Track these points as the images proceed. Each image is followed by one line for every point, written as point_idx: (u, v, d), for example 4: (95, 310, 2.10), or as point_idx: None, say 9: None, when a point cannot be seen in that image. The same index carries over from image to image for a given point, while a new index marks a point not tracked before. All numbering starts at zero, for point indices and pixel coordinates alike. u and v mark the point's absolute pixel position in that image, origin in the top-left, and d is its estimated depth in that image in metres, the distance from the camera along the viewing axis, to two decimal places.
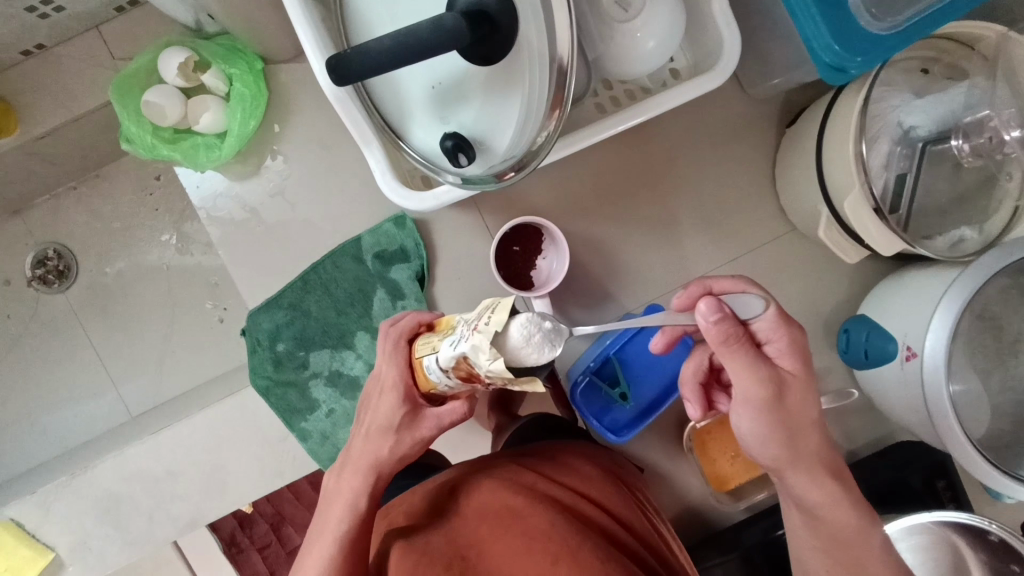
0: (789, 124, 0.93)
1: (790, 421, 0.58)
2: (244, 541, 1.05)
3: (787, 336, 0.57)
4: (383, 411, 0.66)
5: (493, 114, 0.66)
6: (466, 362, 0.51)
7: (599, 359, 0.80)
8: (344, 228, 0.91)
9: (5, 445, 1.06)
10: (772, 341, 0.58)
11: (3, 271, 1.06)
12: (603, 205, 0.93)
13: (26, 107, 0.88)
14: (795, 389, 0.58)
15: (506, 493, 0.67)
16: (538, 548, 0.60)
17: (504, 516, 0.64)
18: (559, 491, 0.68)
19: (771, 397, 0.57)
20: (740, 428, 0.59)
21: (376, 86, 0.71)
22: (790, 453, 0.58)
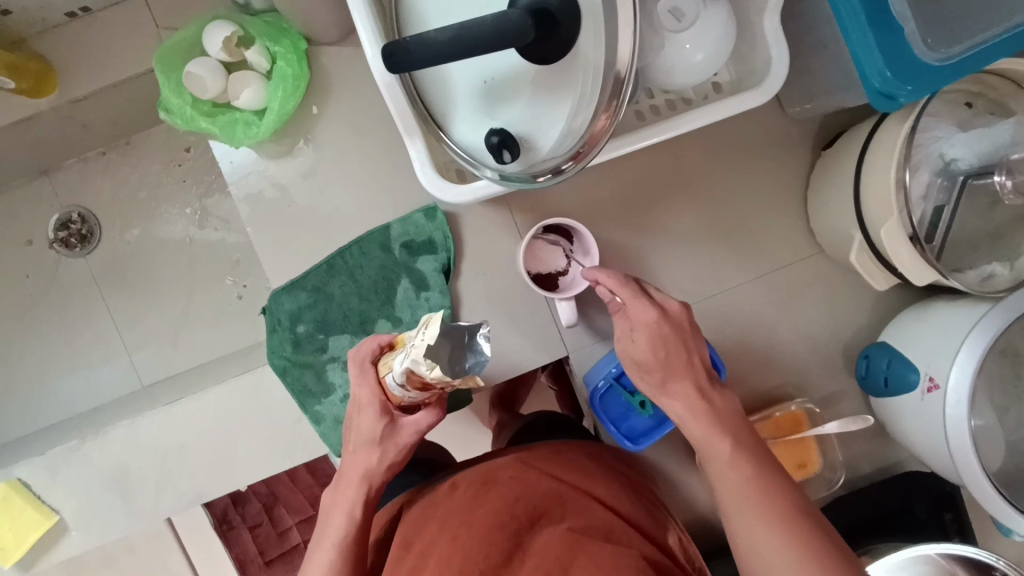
0: (826, 147, 0.93)
1: (645, 366, 0.72)
2: (235, 519, 1.18)
3: (642, 308, 0.72)
4: (365, 427, 0.73)
5: (541, 106, 0.66)
6: (415, 375, 0.61)
7: (622, 366, 0.79)
8: (373, 216, 0.91)
9: (13, 403, 1.06)
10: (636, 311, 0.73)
11: (25, 231, 1.06)
12: (633, 213, 0.93)
13: (68, 70, 0.88)
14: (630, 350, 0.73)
15: (484, 491, 0.68)
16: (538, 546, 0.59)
17: (481, 507, 0.66)
18: (540, 484, 0.69)
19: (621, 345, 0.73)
20: None
21: (427, 76, 0.71)
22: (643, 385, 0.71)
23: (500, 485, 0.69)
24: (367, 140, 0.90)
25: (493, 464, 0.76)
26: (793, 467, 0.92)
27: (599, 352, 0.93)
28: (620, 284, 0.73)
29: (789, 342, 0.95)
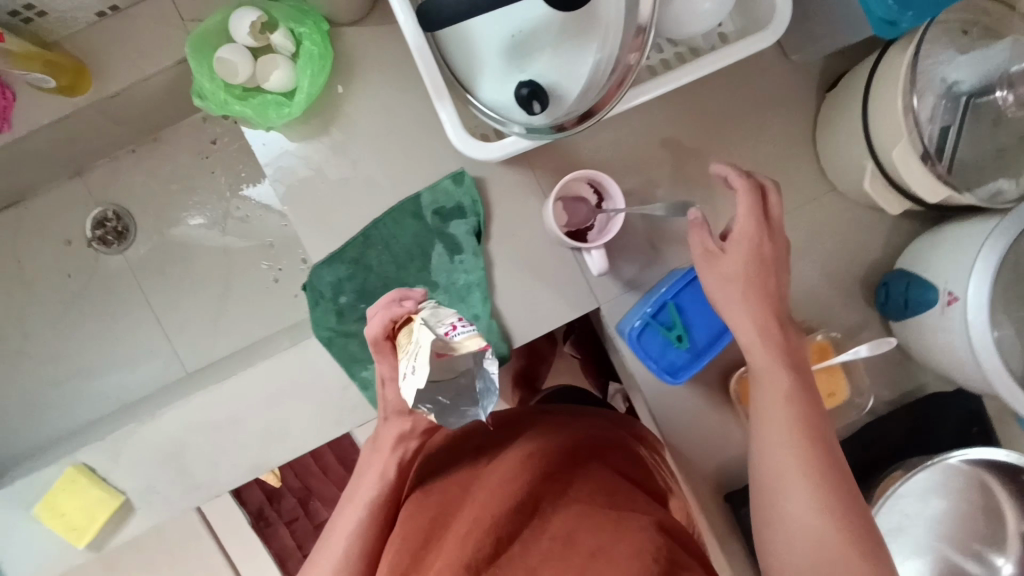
0: (830, 89, 0.97)
1: (747, 279, 0.74)
2: (271, 515, 1.23)
3: (740, 192, 0.76)
4: (392, 399, 0.74)
5: (573, 55, 0.73)
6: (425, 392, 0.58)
7: (656, 304, 0.82)
8: (402, 186, 0.95)
9: (63, 398, 1.10)
10: (737, 223, 0.75)
11: (64, 231, 1.11)
12: (651, 165, 0.97)
13: (100, 68, 0.91)
14: (730, 254, 0.75)
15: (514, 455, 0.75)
16: (560, 520, 0.67)
17: (511, 470, 0.72)
18: (562, 449, 0.76)
19: (715, 255, 0.75)
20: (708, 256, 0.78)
21: (457, 37, 0.73)
22: (735, 308, 0.74)
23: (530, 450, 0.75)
24: (391, 114, 0.94)
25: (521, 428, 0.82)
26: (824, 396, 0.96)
27: (629, 301, 0.97)
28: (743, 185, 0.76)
29: (808, 279, 0.99)
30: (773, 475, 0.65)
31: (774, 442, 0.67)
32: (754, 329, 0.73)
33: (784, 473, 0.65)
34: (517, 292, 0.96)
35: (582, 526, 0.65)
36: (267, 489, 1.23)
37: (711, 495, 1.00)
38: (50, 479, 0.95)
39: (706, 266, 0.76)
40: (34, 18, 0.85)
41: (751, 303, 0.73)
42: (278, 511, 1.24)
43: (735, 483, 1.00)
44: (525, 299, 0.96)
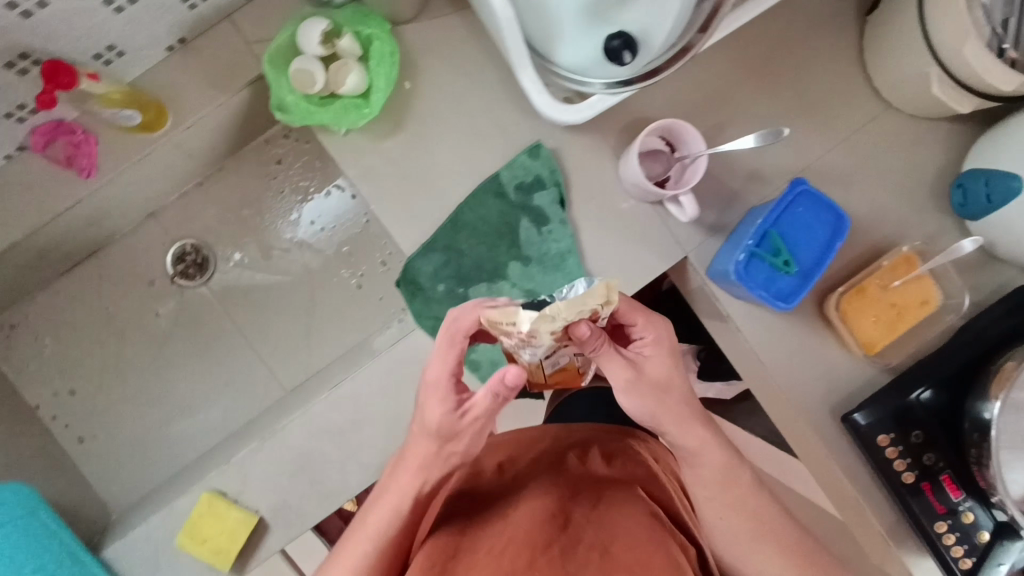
0: (870, 11, 1.00)
1: (656, 385, 0.76)
2: None
3: (650, 330, 0.75)
4: (431, 418, 0.74)
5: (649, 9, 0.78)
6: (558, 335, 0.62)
7: (759, 235, 0.86)
8: (481, 169, 0.97)
9: (173, 435, 1.14)
10: (643, 333, 0.75)
11: (146, 272, 1.13)
12: (712, 111, 1.00)
13: (174, 100, 0.93)
14: (652, 363, 0.76)
15: (541, 485, 0.81)
16: (615, 531, 0.73)
17: (538, 501, 0.78)
18: (569, 475, 0.84)
19: (637, 366, 0.75)
20: (643, 342, 0.75)
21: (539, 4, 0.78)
22: (669, 411, 0.77)
23: (552, 482, 0.82)
24: (460, 101, 0.96)
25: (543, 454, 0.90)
26: (917, 304, 0.99)
27: (715, 245, 1.00)
28: (656, 330, 0.75)
29: (883, 196, 1.01)
30: (734, 542, 0.82)
31: (729, 496, 0.81)
32: (700, 434, 0.79)
33: (743, 540, 0.81)
34: (607, 252, 0.99)
35: (607, 540, 0.72)
36: (348, 516, 1.20)
37: (824, 419, 1.03)
38: (185, 509, 0.97)
39: (668, 425, 0.78)
40: (115, 58, 0.89)
41: (659, 409, 0.76)
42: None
43: (846, 405, 1.02)
44: (616, 258, 0.99)
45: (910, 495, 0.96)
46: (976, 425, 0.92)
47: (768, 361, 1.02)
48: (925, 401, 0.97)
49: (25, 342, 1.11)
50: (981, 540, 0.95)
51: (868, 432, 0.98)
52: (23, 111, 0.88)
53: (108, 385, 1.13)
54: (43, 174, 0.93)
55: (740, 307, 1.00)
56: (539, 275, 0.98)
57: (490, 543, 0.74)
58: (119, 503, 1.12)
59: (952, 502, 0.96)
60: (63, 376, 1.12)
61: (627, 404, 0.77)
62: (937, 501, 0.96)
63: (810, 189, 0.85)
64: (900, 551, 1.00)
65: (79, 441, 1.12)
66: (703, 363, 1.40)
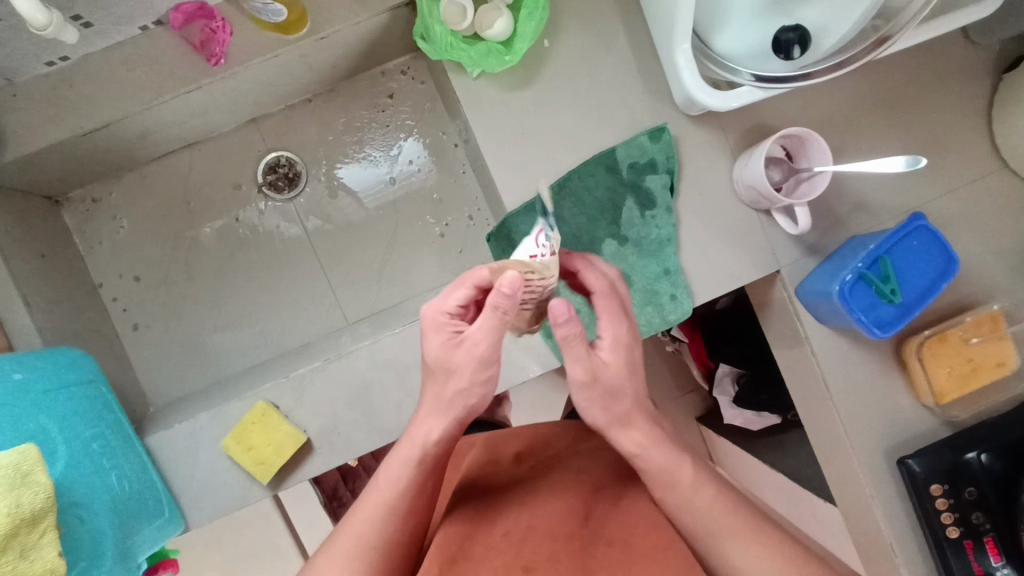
0: (1007, 70, 1.01)
1: (608, 389, 0.70)
2: (343, 494, 1.31)
3: (609, 326, 0.70)
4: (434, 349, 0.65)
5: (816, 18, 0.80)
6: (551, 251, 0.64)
7: (870, 259, 0.87)
8: (598, 141, 0.97)
9: (223, 341, 1.13)
10: (605, 334, 0.70)
11: (234, 175, 1.14)
12: (833, 134, 1.01)
13: (317, 7, 0.93)
14: (607, 371, 0.69)
15: (555, 478, 0.78)
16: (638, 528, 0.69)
17: (555, 497, 0.74)
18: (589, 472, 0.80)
19: (598, 368, 0.69)
20: (602, 342, 0.70)
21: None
22: (611, 416, 0.70)
23: (564, 476, 0.79)
24: (594, 71, 0.97)
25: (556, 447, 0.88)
26: (992, 365, 0.98)
27: (809, 265, 1.00)
28: (620, 330, 0.71)
29: (982, 253, 1.01)
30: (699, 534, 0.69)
31: (678, 494, 0.70)
32: (641, 431, 0.71)
33: (709, 535, 0.69)
34: (703, 249, 0.98)
35: (629, 535, 0.68)
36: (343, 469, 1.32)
37: (878, 459, 1.01)
38: (237, 413, 0.95)
39: (601, 424, 0.71)
40: None
41: (601, 410, 0.70)
42: (351, 491, 1.32)
43: (902, 449, 1.02)
44: (710, 257, 0.99)
45: (950, 549, 0.95)
46: None
47: (834, 389, 1.01)
48: (983, 463, 0.95)
49: (104, 218, 1.12)
50: None
51: (922, 481, 0.96)
52: None
53: (173, 279, 1.13)
54: (172, 53, 0.93)
55: (819, 331, 1.00)
56: (632, 257, 0.98)
57: (502, 525, 0.70)
58: (158, 397, 1.11)
59: (991, 565, 0.94)
60: (132, 260, 1.12)
61: (579, 403, 0.71)
62: (976, 562, 0.94)
63: (928, 227, 0.87)
64: None
65: (133, 327, 1.12)
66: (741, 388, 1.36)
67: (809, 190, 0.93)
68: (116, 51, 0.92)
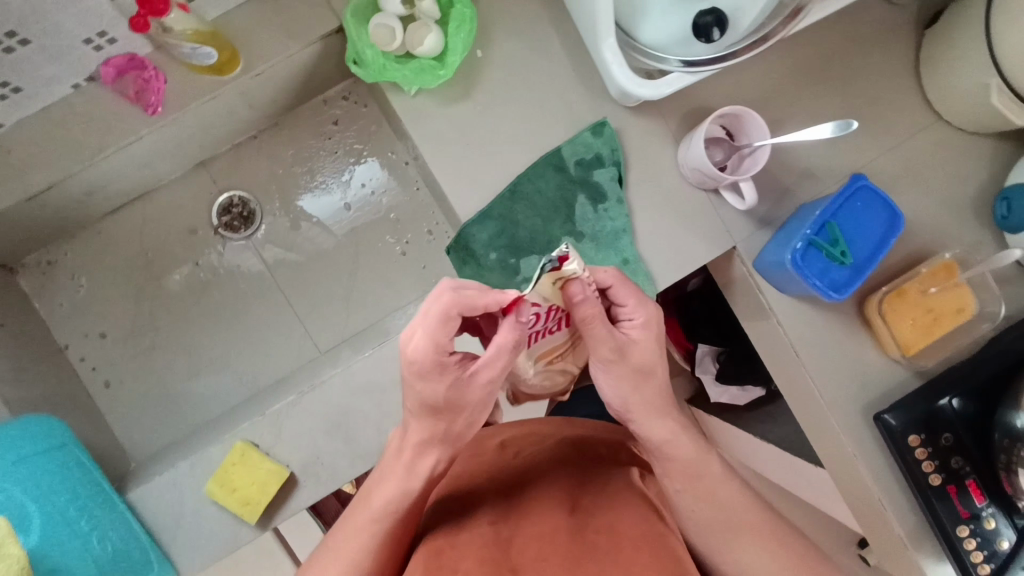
0: (928, 26, 1.04)
1: (637, 369, 0.73)
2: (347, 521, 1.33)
3: (638, 307, 0.73)
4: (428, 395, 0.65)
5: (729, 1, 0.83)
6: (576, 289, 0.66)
7: (818, 224, 0.90)
8: (543, 142, 0.99)
9: (198, 387, 1.13)
10: (632, 316, 0.73)
11: (189, 220, 1.14)
12: (770, 107, 1.03)
13: (248, 46, 0.93)
14: (637, 348, 0.72)
15: (552, 471, 0.75)
16: (627, 521, 0.66)
17: (548, 491, 0.72)
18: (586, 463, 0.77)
19: (625, 349, 0.71)
20: (631, 321, 0.73)
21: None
22: (642, 398, 0.74)
23: (552, 467, 0.76)
24: (529, 75, 0.98)
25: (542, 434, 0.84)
26: (953, 311, 0.99)
27: (763, 238, 1.02)
28: (648, 312, 0.73)
29: (929, 204, 1.03)
30: (706, 533, 0.73)
31: (699, 487, 0.74)
32: (672, 422, 0.76)
33: (718, 531, 0.72)
34: (658, 235, 1.00)
35: (618, 524, 0.65)
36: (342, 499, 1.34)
37: (856, 418, 1.02)
38: (218, 457, 0.95)
39: (635, 411, 0.74)
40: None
41: (632, 393, 0.73)
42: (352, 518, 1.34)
43: (877, 405, 1.03)
44: (667, 242, 1.00)
45: (935, 497, 0.95)
46: (1005, 432, 0.90)
47: (804, 355, 1.02)
48: (956, 408, 0.96)
49: (61, 280, 1.11)
50: (1002, 547, 0.93)
51: (899, 433, 0.97)
52: (100, 39, 0.86)
53: (140, 331, 1.13)
54: (108, 107, 0.93)
55: (782, 300, 1.01)
56: (591, 251, 0.99)
57: (489, 522, 0.69)
58: (138, 451, 1.10)
59: (977, 507, 0.94)
60: (95, 318, 1.12)
61: (606, 381, 0.74)
62: (961, 506, 0.95)
63: (869, 185, 0.90)
64: (919, 555, 0.99)
65: (104, 385, 1.11)
66: (722, 366, 1.38)
67: (751, 166, 0.95)
68: (50, 113, 0.92)
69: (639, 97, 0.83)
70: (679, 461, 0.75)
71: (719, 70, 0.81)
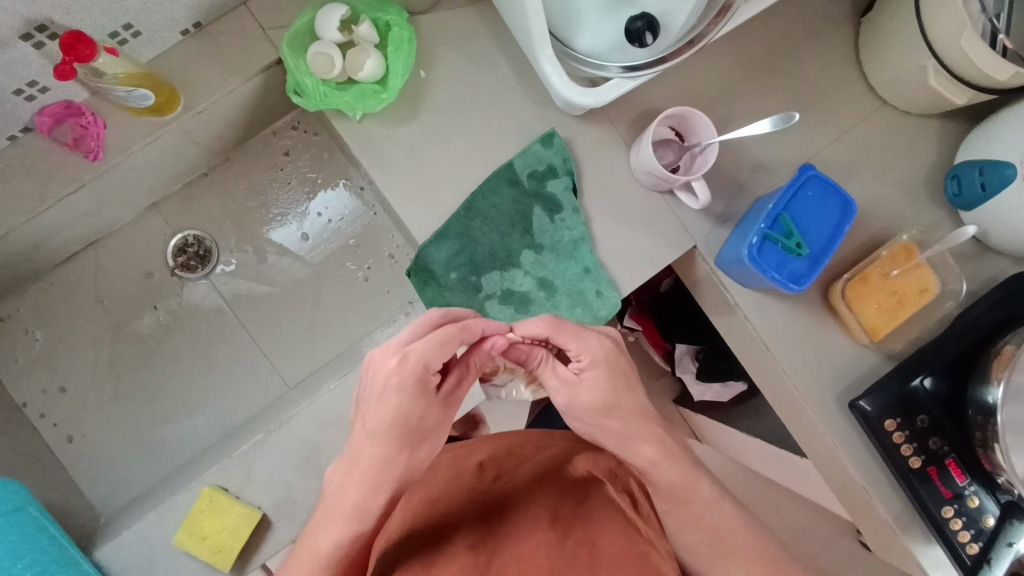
0: (864, 13, 1.06)
1: (596, 407, 0.72)
2: None
3: (584, 347, 0.71)
4: (392, 411, 0.66)
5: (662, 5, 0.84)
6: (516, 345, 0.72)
7: (772, 218, 0.91)
8: (495, 157, 0.98)
9: (166, 433, 1.10)
10: (579, 355, 0.71)
11: (145, 264, 1.12)
12: (716, 105, 1.03)
13: (187, 85, 0.93)
14: (587, 389, 0.72)
15: (523, 489, 0.71)
16: (608, 535, 0.62)
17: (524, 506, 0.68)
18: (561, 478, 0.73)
19: (574, 390, 0.72)
20: (580, 364, 0.72)
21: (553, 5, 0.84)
22: (616, 428, 0.73)
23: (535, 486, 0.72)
24: (474, 92, 0.98)
25: (522, 454, 0.81)
26: (916, 293, 0.99)
27: (722, 235, 1.02)
28: (591, 351, 0.71)
29: (881, 188, 1.03)
30: (700, 555, 0.75)
31: (685, 511, 0.75)
32: (651, 445, 0.75)
33: (708, 549, 0.75)
34: (618, 240, 1.00)
35: (596, 534, 0.62)
36: None
37: (832, 406, 1.01)
38: (186, 505, 0.93)
39: (611, 445, 0.74)
40: (129, 39, 0.87)
41: (604, 427, 0.73)
42: None
43: (853, 391, 1.02)
44: (626, 247, 1.00)
45: (917, 480, 0.94)
46: (980, 409, 0.89)
47: (774, 347, 1.02)
48: (928, 388, 0.95)
49: (15, 336, 1.08)
50: (988, 525, 0.91)
51: (875, 419, 0.96)
52: (31, 89, 0.85)
53: (102, 382, 1.10)
54: (47, 157, 0.91)
55: (747, 295, 1.01)
56: (551, 263, 0.99)
57: (466, 546, 0.64)
58: (107, 504, 1.07)
59: (959, 486, 0.93)
60: (54, 372, 1.09)
61: (576, 427, 0.75)
62: (943, 486, 0.93)
63: (817, 174, 0.91)
64: (908, 540, 0.98)
65: (68, 440, 1.08)
66: (700, 363, 1.37)
67: (702, 167, 0.95)
68: None
69: (582, 106, 0.83)
70: (680, 487, 0.75)
71: (660, 73, 0.82)
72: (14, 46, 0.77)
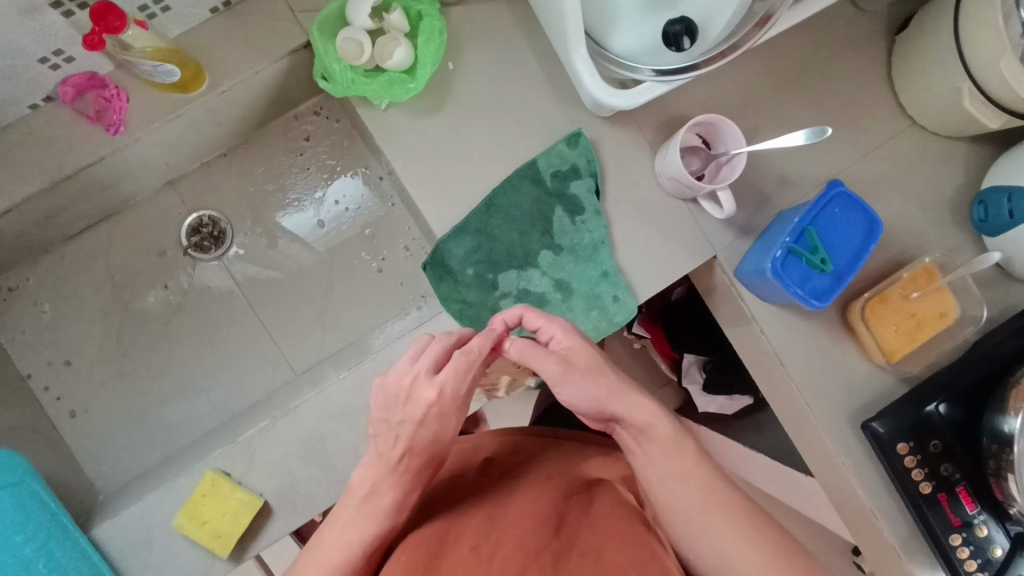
0: (898, 31, 1.04)
1: (589, 372, 0.66)
2: None
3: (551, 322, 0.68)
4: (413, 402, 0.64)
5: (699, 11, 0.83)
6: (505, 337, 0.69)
7: (796, 232, 0.90)
8: (518, 154, 0.97)
9: (170, 414, 1.09)
10: (550, 331, 0.68)
11: (159, 242, 1.11)
12: (745, 115, 1.02)
13: (213, 63, 0.92)
14: (575, 355, 0.67)
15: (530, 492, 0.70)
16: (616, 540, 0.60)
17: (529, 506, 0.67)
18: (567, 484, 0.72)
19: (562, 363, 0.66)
20: (559, 339, 0.67)
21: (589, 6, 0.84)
22: (607, 394, 0.66)
23: (539, 483, 0.72)
24: (502, 87, 0.97)
25: (527, 452, 0.79)
26: (936, 316, 0.97)
27: (742, 246, 1.00)
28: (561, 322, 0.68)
29: (905, 209, 1.02)
30: (684, 522, 0.64)
31: (670, 472, 0.65)
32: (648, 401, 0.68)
33: (693, 518, 0.63)
34: (638, 246, 0.98)
35: (602, 543, 0.60)
36: None
37: (845, 426, 1.00)
38: (187, 487, 0.92)
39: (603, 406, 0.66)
40: (159, 13, 0.86)
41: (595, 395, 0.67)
42: None
43: (865, 412, 1.01)
44: (646, 253, 0.99)
45: (926, 506, 0.92)
46: (995, 438, 0.88)
47: (788, 362, 1.00)
48: (943, 414, 0.94)
49: (24, 306, 1.07)
50: (996, 555, 0.90)
51: (887, 442, 0.95)
52: (57, 58, 0.84)
53: (108, 357, 1.09)
54: (67, 128, 0.90)
55: (763, 309, 1.00)
56: (569, 265, 0.98)
57: (468, 546, 0.62)
58: (107, 483, 1.06)
59: (968, 514, 0.92)
60: (61, 345, 1.08)
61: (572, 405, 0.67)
62: (953, 513, 0.92)
63: (845, 191, 0.89)
64: (912, 565, 0.96)
65: (69, 415, 1.07)
66: (707, 375, 1.35)
67: (727, 177, 0.95)
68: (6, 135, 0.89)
69: (613, 106, 0.81)
70: (670, 452, 0.66)
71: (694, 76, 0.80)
72: (44, 13, 0.76)
